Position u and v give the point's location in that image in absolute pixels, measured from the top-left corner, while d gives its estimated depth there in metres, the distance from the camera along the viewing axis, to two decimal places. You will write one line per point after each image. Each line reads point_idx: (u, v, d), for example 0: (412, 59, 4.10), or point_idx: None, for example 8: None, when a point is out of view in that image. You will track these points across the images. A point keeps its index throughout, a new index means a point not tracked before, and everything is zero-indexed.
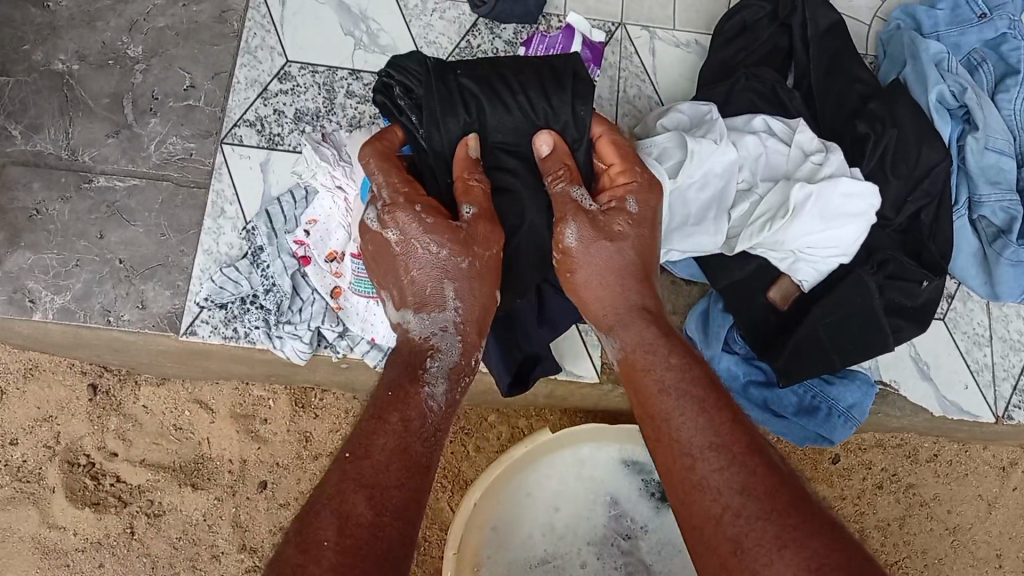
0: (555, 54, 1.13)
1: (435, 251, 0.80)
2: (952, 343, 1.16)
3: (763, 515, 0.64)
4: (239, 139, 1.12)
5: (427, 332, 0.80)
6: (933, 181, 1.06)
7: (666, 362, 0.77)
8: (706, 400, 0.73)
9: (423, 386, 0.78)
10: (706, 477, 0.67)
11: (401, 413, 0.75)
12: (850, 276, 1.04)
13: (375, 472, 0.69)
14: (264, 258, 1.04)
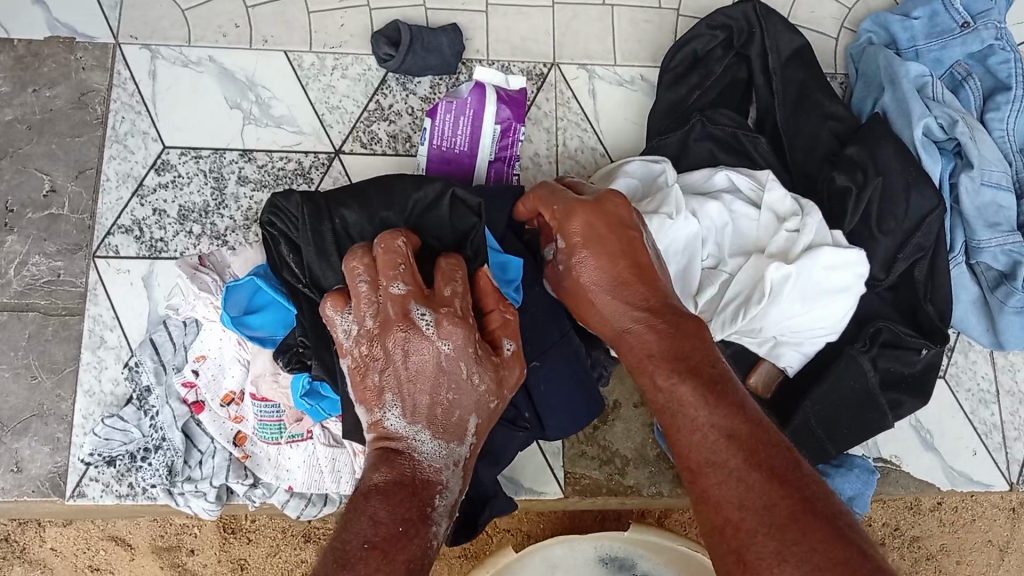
0: (467, 126, 0.97)
1: (451, 352, 0.64)
2: (956, 405, 1.01)
3: (764, 529, 0.55)
4: (115, 250, 0.95)
5: (438, 461, 0.64)
6: (926, 232, 0.91)
7: (663, 365, 0.66)
8: (701, 413, 0.62)
9: (430, 525, 0.61)
10: (715, 501, 0.59)
11: (406, 549, 0.58)
12: (841, 357, 0.91)
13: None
14: (152, 401, 0.87)
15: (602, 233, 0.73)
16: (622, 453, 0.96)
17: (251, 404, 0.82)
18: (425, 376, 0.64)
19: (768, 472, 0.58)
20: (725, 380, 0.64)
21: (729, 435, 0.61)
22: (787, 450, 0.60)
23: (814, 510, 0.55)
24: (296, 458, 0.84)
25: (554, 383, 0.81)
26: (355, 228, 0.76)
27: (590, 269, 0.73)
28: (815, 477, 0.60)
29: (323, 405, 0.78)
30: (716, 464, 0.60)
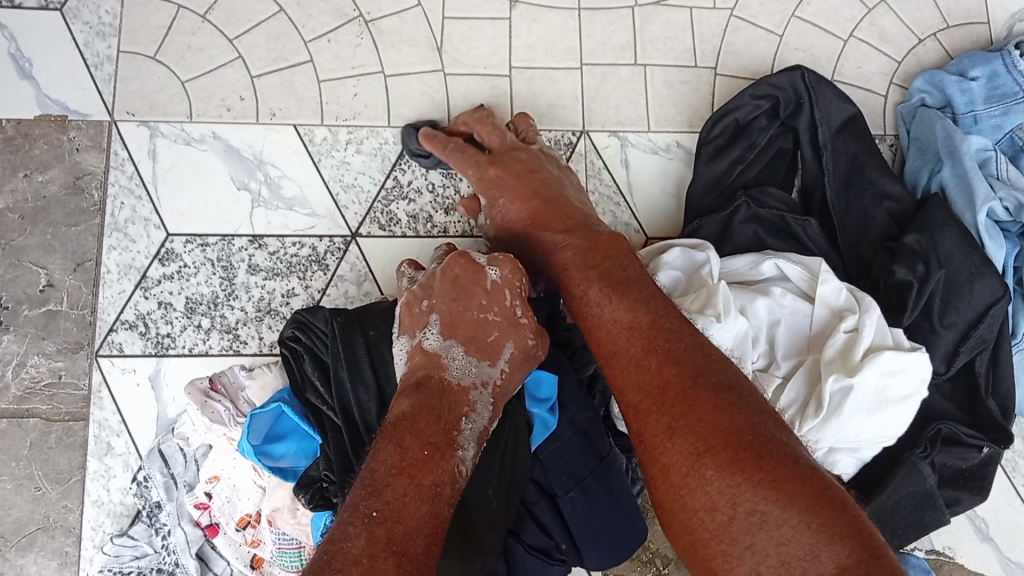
0: None
1: (504, 281, 0.71)
2: (1013, 491, 0.96)
3: (695, 438, 0.59)
4: (118, 347, 0.88)
5: (467, 377, 0.67)
6: (990, 323, 0.86)
7: (592, 287, 0.72)
8: (626, 341, 0.68)
9: (456, 450, 0.63)
10: (649, 444, 0.62)
11: (415, 514, 0.57)
12: (901, 466, 0.85)
13: (403, 544, 0.55)
14: (163, 520, 0.81)
15: (515, 178, 0.81)
16: (663, 554, 0.90)
17: (270, 531, 0.76)
18: (471, 310, 0.70)
19: (691, 407, 0.60)
20: (658, 319, 0.68)
21: (658, 375, 0.64)
22: (712, 374, 0.62)
23: (731, 433, 0.58)
24: None
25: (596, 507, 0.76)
26: (387, 338, 0.72)
27: (510, 219, 0.81)
28: (750, 397, 0.61)
29: None
30: (648, 407, 0.63)
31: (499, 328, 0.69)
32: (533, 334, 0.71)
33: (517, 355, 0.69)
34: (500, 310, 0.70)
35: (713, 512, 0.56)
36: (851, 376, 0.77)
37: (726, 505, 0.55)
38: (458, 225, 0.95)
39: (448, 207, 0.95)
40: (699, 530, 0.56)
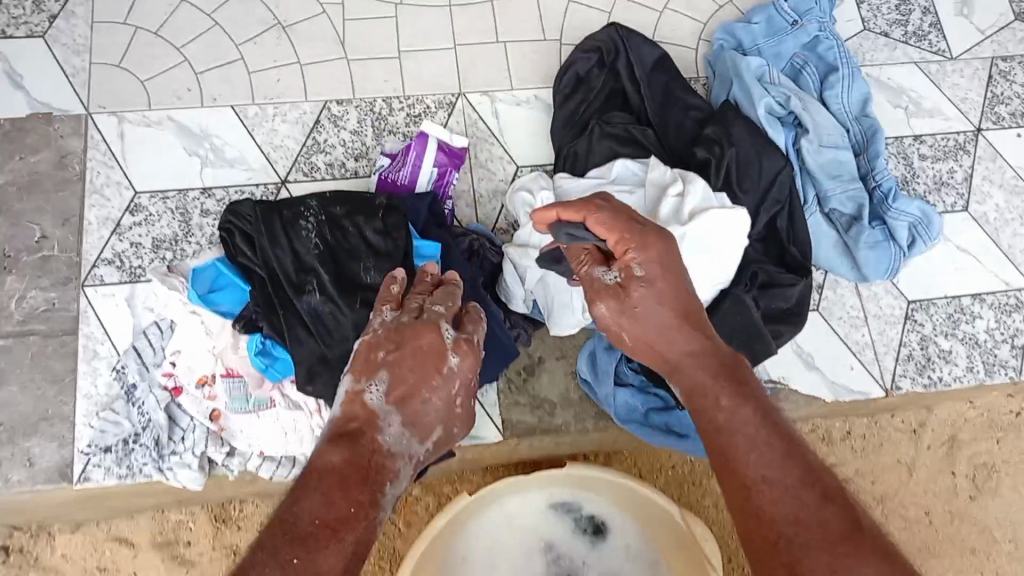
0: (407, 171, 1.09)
1: (459, 369, 0.78)
2: (831, 330, 1.17)
3: (821, 532, 0.60)
4: (100, 279, 1.11)
5: (400, 447, 0.72)
6: (781, 188, 1.10)
7: (722, 385, 0.72)
8: (744, 409, 0.69)
9: (377, 509, 0.66)
10: (768, 510, 0.62)
11: (329, 567, 0.59)
12: (729, 298, 1.06)
13: None
14: (139, 394, 1.03)
15: (663, 274, 0.80)
16: (549, 399, 1.12)
17: (223, 382, 0.96)
18: (422, 383, 0.76)
19: (828, 501, 0.62)
20: (776, 409, 0.70)
21: (787, 451, 0.65)
22: (833, 474, 0.65)
23: (863, 530, 0.60)
24: (264, 427, 0.99)
25: (479, 341, 0.99)
26: (295, 215, 0.92)
27: (633, 336, 0.81)
28: (860, 506, 0.64)
29: (276, 365, 0.92)
30: (769, 480, 0.64)
31: (438, 409, 0.76)
32: (458, 420, 0.79)
33: (435, 440, 0.76)
34: (438, 383, 0.77)
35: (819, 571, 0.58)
36: (684, 224, 1.01)
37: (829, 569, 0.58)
38: (366, 168, 1.21)
39: (357, 155, 1.21)
40: None
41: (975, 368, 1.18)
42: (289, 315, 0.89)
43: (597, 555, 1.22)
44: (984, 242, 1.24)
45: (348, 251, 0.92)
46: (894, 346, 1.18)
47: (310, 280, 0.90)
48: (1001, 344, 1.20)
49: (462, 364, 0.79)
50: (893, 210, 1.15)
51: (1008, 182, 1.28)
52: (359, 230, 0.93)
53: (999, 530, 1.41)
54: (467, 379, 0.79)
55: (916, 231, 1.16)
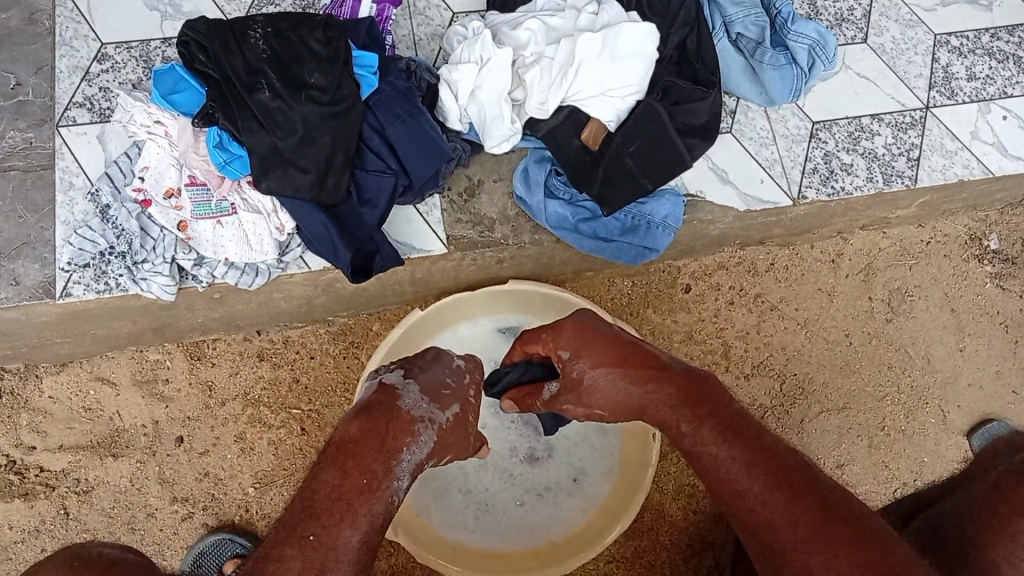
0: (346, 6, 1.20)
1: (451, 422, 0.90)
2: (742, 150, 1.30)
3: (789, 521, 0.73)
4: (73, 120, 1.21)
5: (419, 409, 0.87)
6: (687, 11, 1.23)
7: (686, 413, 0.85)
8: (720, 449, 0.81)
9: (395, 479, 0.82)
10: (754, 523, 0.76)
11: (343, 540, 0.76)
12: (641, 107, 1.19)
13: (326, 538, 0.75)
14: (112, 213, 1.12)
15: (589, 337, 0.99)
16: (489, 215, 1.23)
17: (187, 190, 1.08)
18: (407, 432, 0.84)
19: (779, 488, 0.76)
20: (736, 420, 0.83)
21: (749, 461, 0.78)
22: (801, 470, 0.78)
23: (832, 520, 0.72)
24: (227, 233, 1.09)
25: (420, 144, 1.09)
26: (245, 27, 1.05)
27: (594, 370, 0.96)
28: (823, 482, 0.77)
29: (233, 162, 1.03)
30: (743, 492, 0.77)
31: (444, 398, 0.91)
32: (468, 432, 0.95)
33: (455, 414, 0.92)
34: (440, 417, 0.89)
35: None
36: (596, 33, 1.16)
37: None
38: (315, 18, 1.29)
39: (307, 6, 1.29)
40: None
41: (875, 179, 1.31)
42: (241, 109, 1.01)
43: None
44: (881, 69, 1.37)
45: (294, 57, 1.04)
46: (800, 161, 1.30)
47: (259, 81, 1.02)
48: (897, 157, 1.33)
49: (473, 412, 0.96)
50: (793, 32, 1.27)
51: (904, 17, 1.40)
52: (302, 41, 1.05)
53: (915, 348, 1.50)
54: (465, 439, 0.95)
55: (815, 54, 1.28)
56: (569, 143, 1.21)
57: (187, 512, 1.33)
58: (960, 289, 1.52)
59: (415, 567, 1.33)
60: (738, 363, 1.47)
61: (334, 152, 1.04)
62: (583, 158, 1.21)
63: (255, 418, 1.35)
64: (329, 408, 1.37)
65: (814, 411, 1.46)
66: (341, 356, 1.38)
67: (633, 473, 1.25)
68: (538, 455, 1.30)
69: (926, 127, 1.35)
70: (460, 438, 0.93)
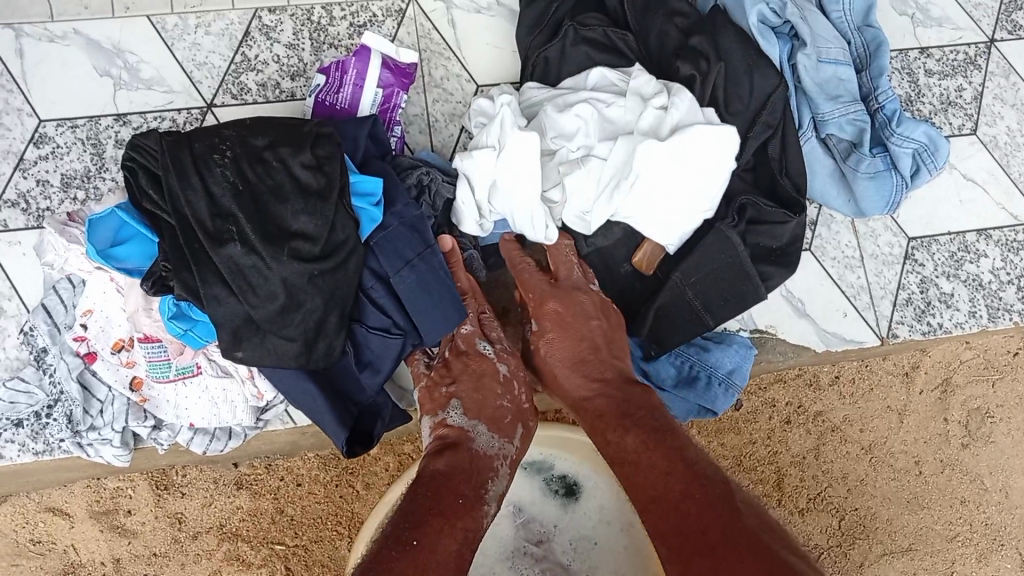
0: (348, 93, 0.97)
1: (526, 434, 0.86)
2: (823, 273, 1.07)
3: (703, 530, 0.65)
4: (3, 222, 0.98)
5: (491, 447, 0.82)
6: (772, 110, 0.97)
7: (616, 420, 0.81)
8: (642, 455, 0.75)
9: (483, 505, 0.75)
10: (670, 535, 0.67)
11: (444, 548, 0.67)
12: (711, 232, 0.96)
13: (433, 545, 0.67)
14: (49, 360, 0.91)
15: (568, 322, 0.91)
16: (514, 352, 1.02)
17: (140, 347, 0.85)
18: (485, 457, 0.80)
19: (693, 496, 0.68)
20: (664, 432, 0.77)
21: (667, 471, 0.72)
22: (722, 485, 0.70)
23: (748, 533, 0.64)
24: (191, 398, 0.88)
25: (434, 293, 0.86)
26: (211, 151, 0.81)
27: (550, 349, 0.91)
28: (747, 507, 0.68)
29: (196, 330, 0.81)
30: (660, 499, 0.70)
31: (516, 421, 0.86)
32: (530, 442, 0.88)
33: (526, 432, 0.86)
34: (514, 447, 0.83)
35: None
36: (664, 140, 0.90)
37: None
38: (304, 89, 1.03)
39: (294, 74, 1.03)
40: None
41: (978, 313, 1.09)
42: (201, 267, 0.77)
43: (569, 517, 1.14)
44: (991, 168, 1.13)
45: (275, 192, 0.80)
46: (891, 289, 1.08)
47: (227, 227, 0.78)
48: (1006, 286, 1.10)
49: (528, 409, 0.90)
50: (897, 135, 1.03)
51: (1021, 100, 1.16)
52: (285, 169, 0.82)
53: (994, 479, 1.30)
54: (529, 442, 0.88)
55: (919, 158, 1.04)
56: (619, 265, 1.01)
57: None
58: None
59: None
60: (794, 495, 1.27)
61: (327, 317, 0.82)
62: (635, 285, 1.00)
63: (232, 555, 1.16)
64: (318, 544, 1.18)
65: (877, 553, 1.27)
66: (333, 483, 1.18)
67: None
68: None
69: None
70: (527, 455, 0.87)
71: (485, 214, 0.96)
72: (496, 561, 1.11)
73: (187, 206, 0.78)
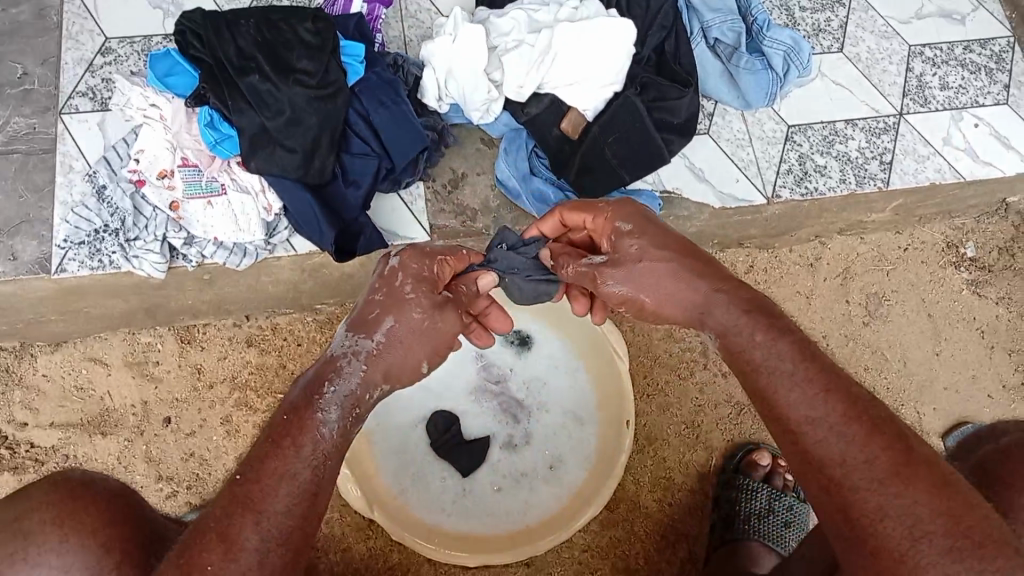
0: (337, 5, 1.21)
1: (396, 328, 0.86)
2: (718, 149, 1.34)
3: (872, 465, 0.68)
4: (76, 108, 1.23)
5: (342, 352, 0.83)
6: (666, 14, 1.26)
7: (754, 332, 0.79)
8: (791, 366, 0.75)
9: (316, 412, 0.78)
10: (826, 456, 0.70)
11: (270, 468, 0.73)
12: (619, 99, 1.22)
13: (258, 467, 0.73)
14: (108, 193, 1.16)
15: (647, 226, 0.92)
16: (471, 206, 1.27)
17: (182, 171, 1.12)
18: (332, 367, 0.82)
19: (858, 418, 0.70)
20: (812, 342, 0.77)
21: (826, 389, 0.72)
22: (886, 412, 0.72)
23: (917, 463, 0.67)
24: (217, 214, 1.14)
25: (400, 133, 1.13)
26: (237, 18, 1.09)
27: (654, 256, 0.89)
28: (911, 431, 0.71)
29: (226, 143, 1.09)
30: (817, 420, 0.71)
31: (389, 310, 0.86)
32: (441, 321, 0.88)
33: (416, 321, 0.87)
34: (394, 327, 0.86)
35: (894, 546, 0.64)
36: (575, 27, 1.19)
37: (910, 538, 0.64)
38: None
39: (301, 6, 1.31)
40: (875, 562, 0.65)
41: (848, 180, 1.36)
42: (234, 93, 1.06)
43: (523, 363, 1.38)
44: (856, 77, 1.41)
45: (286, 46, 1.09)
46: (775, 162, 1.35)
47: (251, 66, 1.07)
48: (871, 160, 1.37)
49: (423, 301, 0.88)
50: (767, 39, 1.32)
51: (879, 28, 1.44)
52: (292, 32, 1.10)
53: (893, 351, 1.51)
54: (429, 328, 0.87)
55: (789, 59, 1.32)
56: (549, 131, 1.25)
57: (172, 490, 1.35)
58: (937, 295, 1.53)
59: (394, 550, 1.36)
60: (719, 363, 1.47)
61: (324, 137, 1.09)
62: (562, 147, 1.25)
63: (242, 401, 1.38)
64: None
65: None
66: (327, 344, 1.40)
67: (607, 462, 1.28)
68: (516, 442, 1.35)
69: (899, 133, 1.39)
70: (421, 347, 0.87)
71: (443, 93, 1.22)
72: (461, 396, 1.36)
73: (222, 52, 1.06)
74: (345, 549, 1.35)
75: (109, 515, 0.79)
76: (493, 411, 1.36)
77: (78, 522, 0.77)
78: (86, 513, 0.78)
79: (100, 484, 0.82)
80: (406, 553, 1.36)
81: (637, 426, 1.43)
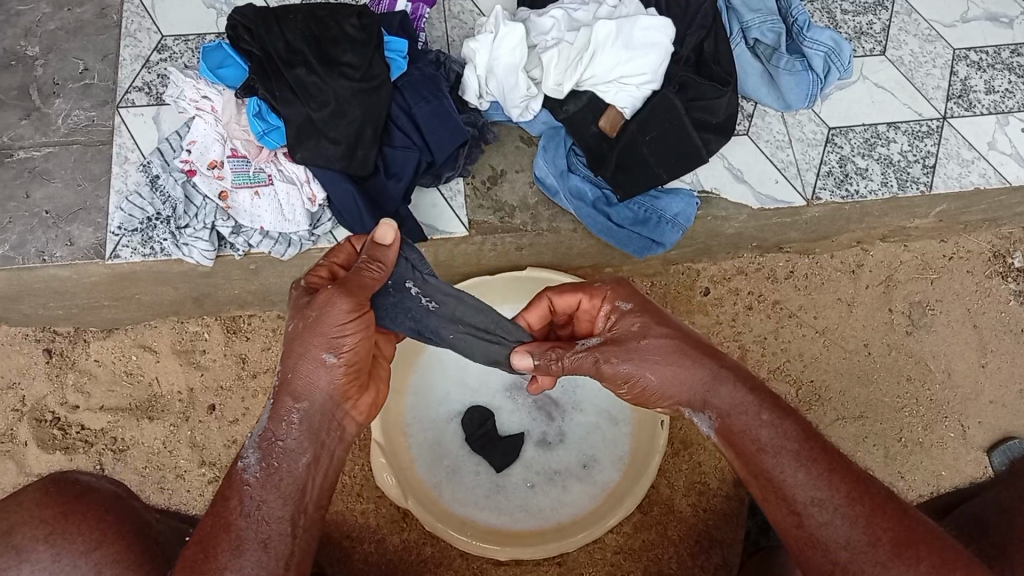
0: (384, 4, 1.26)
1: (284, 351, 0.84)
2: (758, 151, 1.35)
3: (875, 549, 0.70)
4: (132, 102, 1.29)
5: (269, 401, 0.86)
6: (705, 14, 1.27)
7: (753, 416, 0.79)
8: (791, 448, 0.77)
9: (239, 461, 0.81)
10: (828, 540, 0.72)
11: (213, 522, 0.77)
12: (658, 97, 1.24)
13: (207, 526, 0.77)
14: (161, 183, 1.21)
15: (648, 303, 0.90)
16: (510, 202, 1.29)
17: (232, 161, 1.18)
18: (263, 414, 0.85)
19: (861, 502, 0.73)
20: (809, 423, 0.79)
21: (829, 470, 0.75)
22: (886, 493, 0.75)
23: (917, 546, 0.70)
24: (263, 205, 1.19)
25: (441, 126, 1.16)
26: (286, 15, 1.14)
27: (661, 331, 0.86)
28: (910, 510, 0.74)
29: (272, 133, 1.14)
30: (822, 504, 0.73)
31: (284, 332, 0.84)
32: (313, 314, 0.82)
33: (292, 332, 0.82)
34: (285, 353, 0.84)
35: None
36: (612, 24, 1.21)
37: None
38: None
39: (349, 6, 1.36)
40: None
41: (889, 183, 1.34)
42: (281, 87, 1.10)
43: None
44: (898, 80, 1.40)
45: (332, 41, 1.13)
46: (815, 164, 1.35)
47: (298, 61, 1.11)
48: (913, 164, 1.36)
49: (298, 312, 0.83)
50: (808, 40, 1.32)
51: (922, 32, 1.43)
52: (337, 28, 1.14)
53: (936, 362, 1.48)
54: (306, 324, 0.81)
55: (830, 61, 1.33)
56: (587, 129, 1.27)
57: (213, 476, 1.39)
58: (983, 305, 1.50)
59: (426, 543, 1.37)
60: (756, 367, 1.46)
61: (364, 130, 1.13)
62: (600, 144, 1.26)
63: None
64: None
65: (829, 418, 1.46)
66: None
67: (633, 476, 1.28)
68: (550, 439, 1.35)
69: (943, 136, 1.37)
70: (300, 349, 0.82)
71: (483, 91, 1.25)
72: (496, 391, 1.37)
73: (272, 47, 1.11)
74: (379, 539, 1.37)
75: (106, 530, 0.81)
76: (528, 406, 1.37)
77: (71, 538, 0.80)
78: (78, 529, 0.80)
79: (96, 494, 0.84)
80: (438, 546, 1.37)
81: (672, 428, 1.42)
